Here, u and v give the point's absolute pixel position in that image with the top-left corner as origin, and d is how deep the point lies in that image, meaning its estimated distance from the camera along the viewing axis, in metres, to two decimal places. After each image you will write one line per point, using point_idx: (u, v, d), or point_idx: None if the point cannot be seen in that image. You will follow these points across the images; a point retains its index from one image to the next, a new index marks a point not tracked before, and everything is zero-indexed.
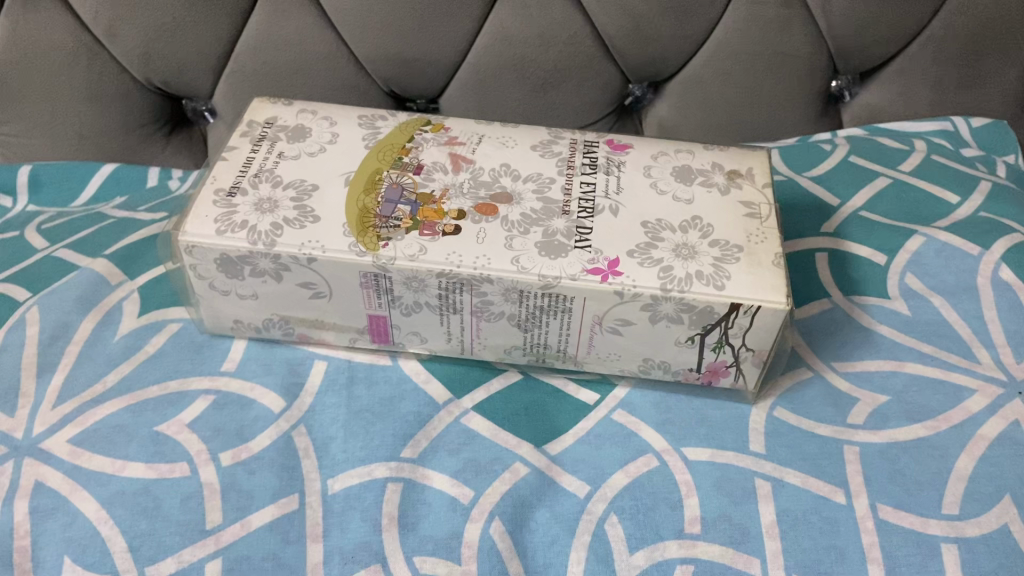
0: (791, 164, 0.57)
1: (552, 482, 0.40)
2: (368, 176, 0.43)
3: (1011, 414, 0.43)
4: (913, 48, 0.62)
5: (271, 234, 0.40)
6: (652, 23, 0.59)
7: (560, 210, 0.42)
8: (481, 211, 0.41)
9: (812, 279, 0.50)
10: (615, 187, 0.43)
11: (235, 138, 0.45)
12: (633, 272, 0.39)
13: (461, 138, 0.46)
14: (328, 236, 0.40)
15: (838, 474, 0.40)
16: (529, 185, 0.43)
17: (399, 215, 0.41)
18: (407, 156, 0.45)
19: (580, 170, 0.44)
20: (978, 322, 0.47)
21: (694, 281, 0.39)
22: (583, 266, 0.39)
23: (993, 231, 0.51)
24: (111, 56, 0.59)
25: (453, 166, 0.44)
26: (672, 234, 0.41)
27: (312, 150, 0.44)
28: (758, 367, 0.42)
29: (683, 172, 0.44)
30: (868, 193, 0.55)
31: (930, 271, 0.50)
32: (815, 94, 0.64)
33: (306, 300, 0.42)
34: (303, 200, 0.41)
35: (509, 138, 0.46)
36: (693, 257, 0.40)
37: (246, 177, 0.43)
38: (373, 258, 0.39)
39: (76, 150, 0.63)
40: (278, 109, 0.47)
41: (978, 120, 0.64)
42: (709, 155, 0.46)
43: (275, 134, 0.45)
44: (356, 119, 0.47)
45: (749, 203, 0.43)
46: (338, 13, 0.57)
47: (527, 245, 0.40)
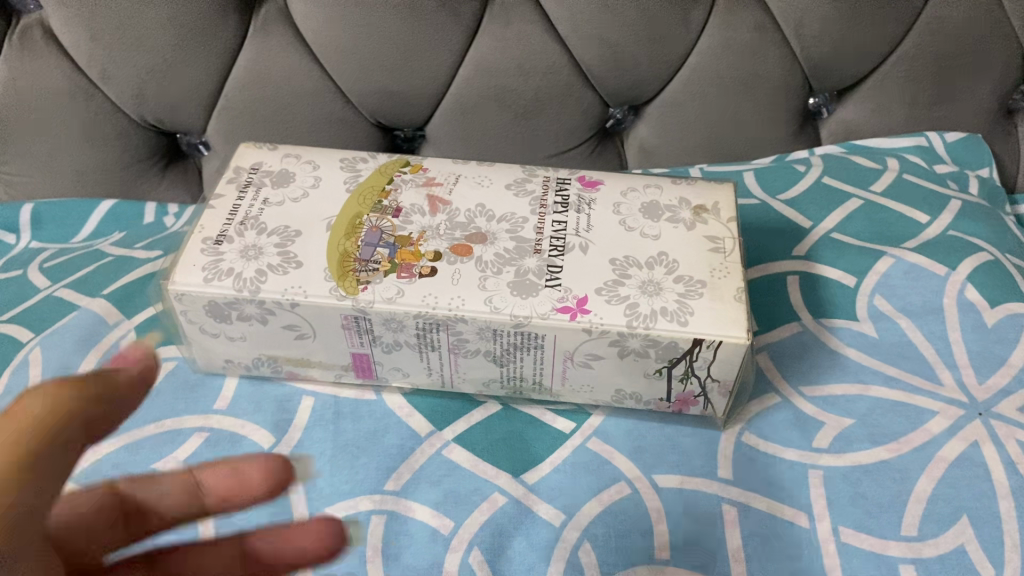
0: (766, 186, 0.59)
1: (529, 510, 0.42)
2: (349, 219, 0.45)
3: (970, 435, 0.45)
4: (886, 66, 0.63)
5: (255, 281, 0.42)
6: (629, 51, 0.60)
7: (532, 249, 0.43)
8: (456, 251, 0.43)
9: (782, 301, 0.51)
10: (586, 224, 0.45)
11: (222, 185, 0.47)
12: (602, 310, 0.40)
13: (438, 179, 0.48)
14: (310, 281, 0.42)
15: (802, 498, 0.42)
16: (503, 225, 0.45)
17: (378, 258, 0.43)
18: (387, 199, 0.47)
19: (552, 208, 0.46)
20: (942, 343, 0.49)
21: (659, 318, 0.40)
22: (553, 305, 0.41)
23: (959, 250, 0.53)
24: (106, 97, 0.61)
25: (431, 208, 0.46)
26: (639, 271, 0.42)
27: (296, 195, 0.46)
28: (725, 396, 0.44)
29: (652, 209, 0.46)
30: (840, 213, 0.56)
31: (897, 292, 0.51)
32: (792, 113, 0.66)
33: (292, 340, 0.44)
34: (287, 245, 0.43)
35: (485, 177, 0.48)
36: (658, 293, 0.41)
37: (233, 224, 0.45)
38: (353, 301, 0.41)
39: (74, 187, 0.65)
40: (263, 154, 0.49)
41: (953, 135, 0.67)
42: (677, 191, 0.47)
43: (261, 180, 0.48)
44: (339, 162, 0.49)
45: (714, 237, 0.44)
46: (324, 50, 0.59)
47: (499, 286, 0.41)
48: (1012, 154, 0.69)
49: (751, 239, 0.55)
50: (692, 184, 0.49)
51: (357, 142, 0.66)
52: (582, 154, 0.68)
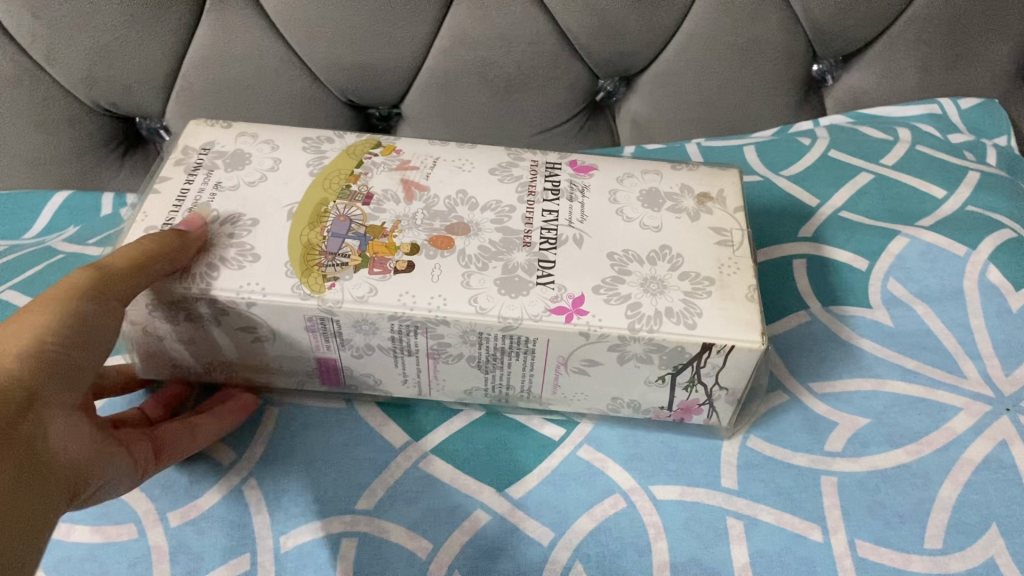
0: (768, 161, 0.54)
1: (515, 529, 0.39)
2: (313, 206, 0.41)
3: (998, 434, 0.41)
4: (896, 29, 0.58)
5: (207, 277, 0.37)
6: (617, 18, 0.56)
7: (521, 242, 0.39)
8: (435, 244, 0.39)
9: (788, 287, 0.47)
10: (579, 214, 0.40)
11: (169, 167, 0.43)
12: (601, 312, 0.36)
13: (413, 162, 0.44)
14: (268, 279, 0.37)
15: (814, 509, 0.39)
16: (488, 214, 0.40)
17: (347, 251, 0.39)
18: (355, 184, 0.42)
19: (541, 195, 0.42)
20: (964, 332, 0.45)
21: (664, 319, 0.36)
22: (545, 305, 0.36)
23: (980, 228, 0.49)
24: (54, 80, 0.56)
25: (405, 195, 0.41)
26: (640, 267, 0.38)
27: (251, 179, 0.42)
28: (732, 404, 0.40)
29: (651, 197, 0.42)
30: (848, 190, 0.52)
31: (913, 276, 0.47)
32: (794, 81, 0.61)
33: (250, 344, 0.40)
34: (239, 236, 0.39)
35: (465, 160, 0.44)
36: (662, 291, 0.37)
37: (180, 213, 0.40)
38: (318, 300, 0.37)
39: (27, 178, 0.61)
40: (215, 132, 0.45)
41: (968, 101, 0.62)
42: (679, 178, 0.43)
43: (213, 161, 0.43)
44: (301, 143, 0.44)
45: (721, 228, 0.40)
46: (287, 24, 0.55)
47: (485, 283, 0.37)
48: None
49: (754, 219, 0.51)
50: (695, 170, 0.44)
51: (330, 122, 0.61)
52: (571, 130, 0.64)
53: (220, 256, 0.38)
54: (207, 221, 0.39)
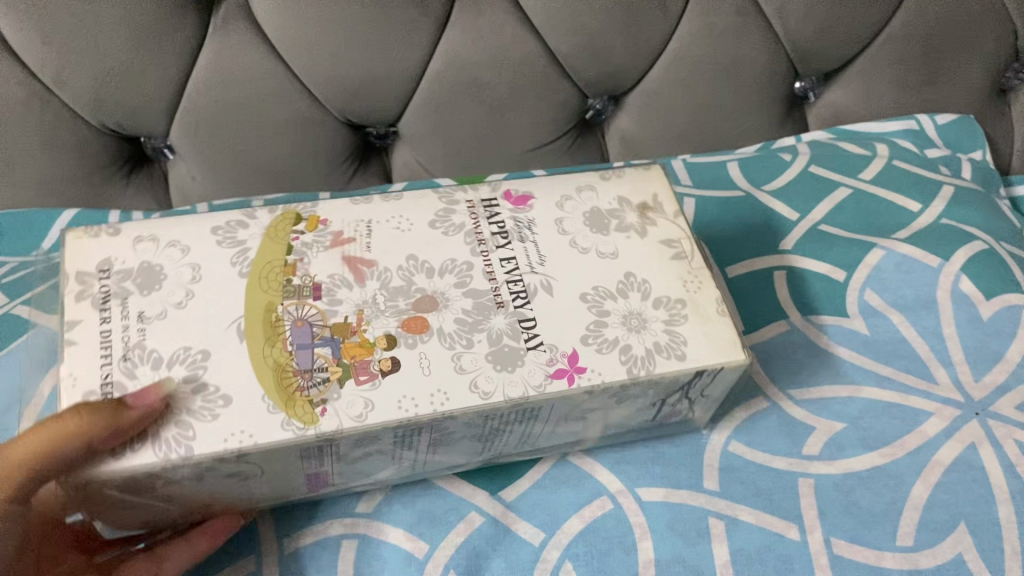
0: (750, 177, 0.56)
1: (507, 530, 0.41)
2: (261, 316, 0.38)
3: (967, 436, 0.44)
4: (874, 48, 0.61)
5: (182, 439, 0.34)
6: (606, 40, 0.58)
7: (494, 303, 0.39)
8: (411, 329, 0.38)
9: (768, 297, 0.49)
10: (538, 255, 0.41)
11: (72, 305, 0.37)
12: (596, 364, 0.38)
13: (348, 232, 0.42)
14: (251, 420, 0.35)
15: (792, 508, 0.41)
16: (449, 278, 0.40)
17: (322, 364, 0.37)
18: (296, 276, 0.39)
19: (490, 241, 0.42)
20: (936, 340, 0.47)
21: (656, 356, 0.38)
22: (545, 372, 0.37)
23: (953, 240, 0.51)
24: (63, 102, 0.58)
25: (354, 279, 0.39)
26: (615, 303, 0.40)
27: (173, 300, 0.38)
28: (711, 407, 0.42)
29: (596, 218, 0.43)
30: (828, 205, 0.54)
31: (889, 286, 0.49)
32: (777, 99, 0.64)
33: (233, 484, 0.37)
34: (194, 377, 0.36)
35: (401, 216, 0.43)
36: (644, 328, 0.39)
37: (114, 363, 0.36)
38: (314, 431, 0.35)
39: (36, 197, 0.62)
40: (107, 245, 0.40)
41: (944, 117, 0.65)
42: (613, 190, 0.45)
43: (120, 286, 0.38)
44: (216, 238, 0.40)
45: (669, 241, 0.43)
46: (290, 51, 0.57)
47: (478, 363, 0.37)
48: (1005, 132, 0.67)
49: (737, 231, 0.53)
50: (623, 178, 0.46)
51: (329, 143, 0.64)
52: (561, 147, 0.66)
53: (184, 409, 0.35)
54: (166, 385, 0.35)
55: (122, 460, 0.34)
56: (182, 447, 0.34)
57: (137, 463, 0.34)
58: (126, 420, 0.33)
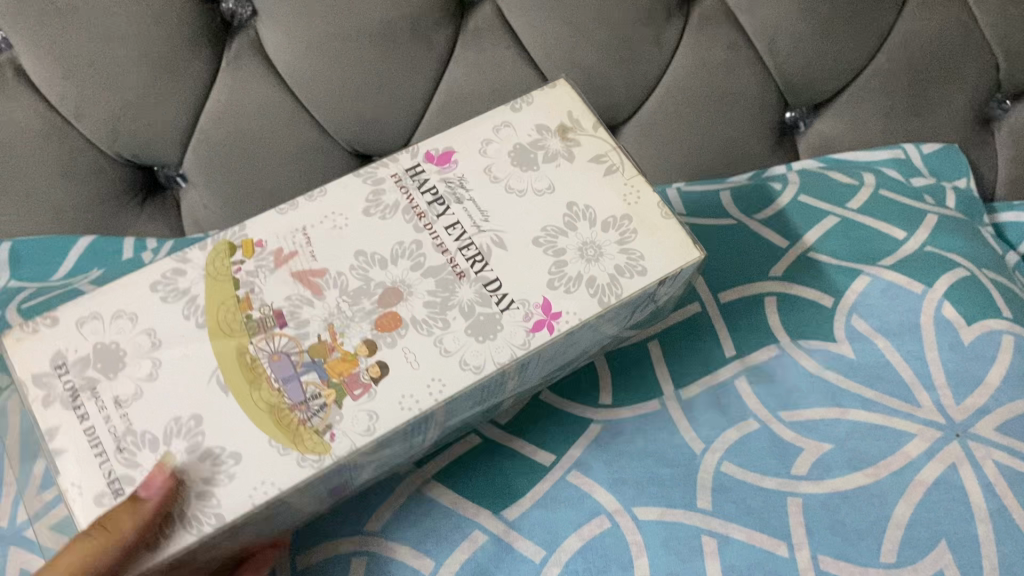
0: (741, 206, 0.58)
1: (509, 548, 0.44)
2: (235, 359, 0.39)
3: (948, 457, 0.46)
4: (861, 79, 0.64)
5: (211, 511, 0.36)
6: (602, 74, 0.61)
7: (455, 275, 0.42)
8: (383, 327, 0.40)
9: (760, 322, 0.52)
10: (480, 213, 0.44)
11: (49, 411, 0.38)
12: (569, 307, 0.41)
13: (288, 248, 0.43)
14: (267, 467, 0.37)
15: (782, 526, 0.44)
16: (404, 262, 0.42)
17: (313, 390, 0.39)
18: (254, 308, 0.41)
19: (430, 212, 0.44)
20: (919, 363, 0.49)
21: (620, 278, 0.42)
22: (525, 328, 0.40)
23: (937, 267, 0.53)
24: (80, 133, 0.61)
25: (313, 294, 0.41)
26: (568, 238, 0.43)
27: (142, 374, 0.39)
28: (675, 298, 0.47)
29: (523, 155, 0.46)
30: (818, 233, 0.56)
31: (875, 311, 0.52)
32: (769, 128, 0.66)
33: (268, 525, 0.40)
34: (195, 444, 0.37)
35: (333, 214, 0.44)
36: (600, 256, 0.42)
37: (112, 458, 0.37)
38: (331, 456, 0.38)
39: (52, 226, 0.64)
40: (58, 340, 0.40)
41: (930, 146, 0.67)
42: (529, 120, 0.47)
43: (84, 376, 0.39)
44: (162, 299, 0.41)
45: (597, 157, 0.46)
46: (299, 85, 0.60)
47: (461, 340, 0.40)
48: (987, 163, 0.70)
49: (730, 258, 0.55)
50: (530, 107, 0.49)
51: (335, 174, 0.66)
52: None
53: (202, 480, 0.37)
54: (170, 463, 0.37)
55: (163, 548, 0.36)
56: (213, 516, 0.36)
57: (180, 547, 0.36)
58: (150, 515, 0.35)
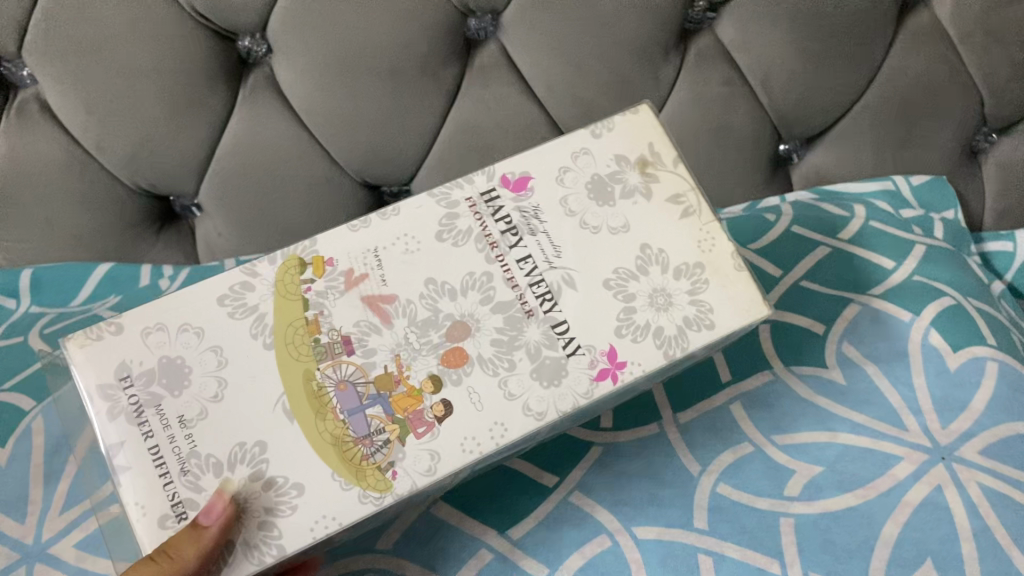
0: (737, 235, 0.60)
1: (514, 566, 0.46)
2: (302, 387, 0.41)
3: (934, 479, 0.48)
4: (851, 114, 0.66)
5: (272, 542, 0.38)
6: (603, 109, 0.64)
7: (523, 312, 0.42)
8: (449, 363, 0.41)
9: (754, 349, 0.54)
10: (552, 247, 0.44)
11: (108, 422, 0.40)
12: (634, 356, 0.42)
13: (358, 270, 0.43)
14: (328, 504, 0.39)
15: (774, 545, 0.46)
16: (474, 296, 0.43)
17: (377, 425, 0.40)
18: (322, 332, 0.42)
19: (502, 241, 0.44)
20: (907, 389, 0.52)
21: (687, 330, 0.42)
22: (588, 375, 0.41)
23: (924, 296, 0.56)
24: (101, 165, 0.63)
25: (381, 322, 0.42)
26: (638, 283, 0.43)
27: (208, 395, 0.40)
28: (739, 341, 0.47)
29: (599, 187, 0.46)
30: (809, 263, 0.58)
31: (865, 339, 0.54)
32: (764, 161, 0.69)
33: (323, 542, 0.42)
34: (259, 472, 0.39)
35: (405, 235, 0.44)
36: (671, 305, 0.43)
37: (174, 476, 0.39)
38: (392, 495, 0.39)
39: (72, 253, 0.67)
40: (115, 346, 0.42)
41: (919, 177, 0.69)
42: (609, 146, 0.47)
43: (147, 392, 0.41)
44: (228, 313, 0.42)
45: (676, 196, 0.45)
46: (312, 118, 0.62)
47: (525, 384, 0.41)
48: (977, 196, 0.72)
49: None
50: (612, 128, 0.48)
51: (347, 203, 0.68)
52: None
53: (264, 511, 0.39)
54: (230, 490, 0.39)
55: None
56: (274, 548, 0.38)
57: (239, 574, 0.38)
58: (213, 544, 0.37)
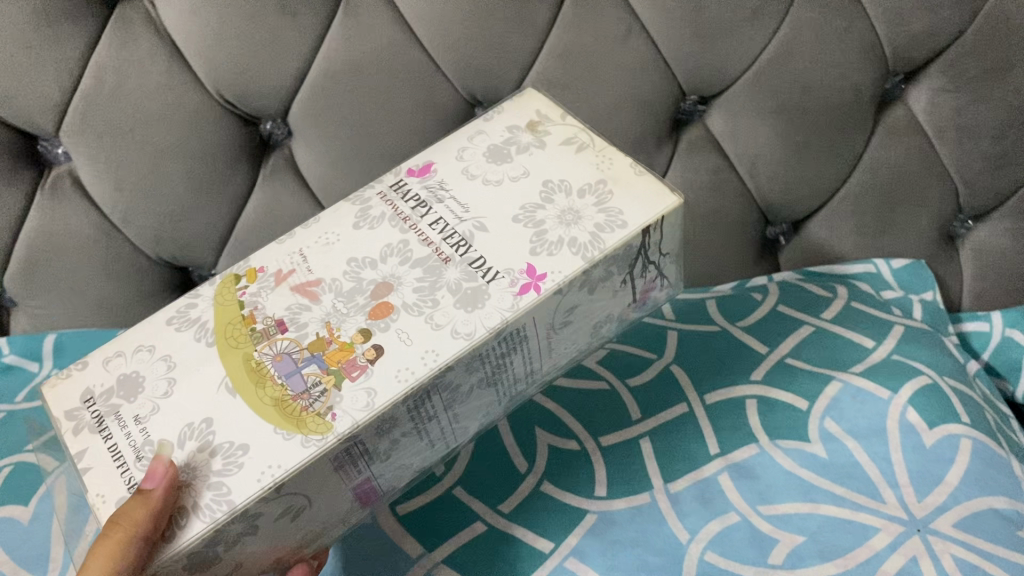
0: (725, 313, 0.65)
1: None
2: (242, 366, 0.43)
3: (909, 550, 0.51)
4: (834, 201, 0.70)
5: (220, 501, 0.39)
6: None
7: (441, 261, 0.46)
8: (376, 314, 0.44)
9: (742, 424, 0.57)
10: (461, 206, 0.48)
11: (71, 440, 0.42)
12: (552, 266, 0.45)
13: (287, 267, 0.47)
14: (273, 454, 0.40)
15: None
16: (394, 260, 0.46)
17: (314, 381, 0.42)
18: (258, 322, 0.45)
19: (414, 214, 0.48)
20: (886, 464, 0.54)
21: (601, 233, 0.46)
22: (512, 292, 0.44)
23: (902, 374, 0.59)
24: (127, 238, 0.67)
25: (311, 300, 0.45)
26: (547, 210, 0.47)
27: (159, 393, 0.43)
28: (673, 262, 0.52)
29: (496, 153, 0.51)
30: (794, 340, 0.62)
31: (845, 414, 0.57)
32: (752, 243, 0.73)
33: (291, 524, 0.43)
34: (206, 443, 0.41)
35: (327, 233, 0.49)
36: (579, 219, 0.47)
37: (130, 468, 0.41)
38: (335, 435, 0.41)
39: (94, 319, 0.70)
40: (82, 378, 0.45)
41: (899, 261, 0.73)
42: (501, 124, 0.53)
43: (108, 404, 0.43)
44: (171, 327, 0.46)
45: (568, 139, 0.51)
46: (331, 199, 0.67)
47: (449, 314, 0.43)
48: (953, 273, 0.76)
49: (710, 362, 0.60)
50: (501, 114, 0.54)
51: None
52: None
53: (209, 473, 0.40)
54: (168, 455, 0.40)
55: (178, 539, 0.39)
56: (224, 504, 0.39)
57: (195, 535, 0.39)
58: (160, 503, 0.38)
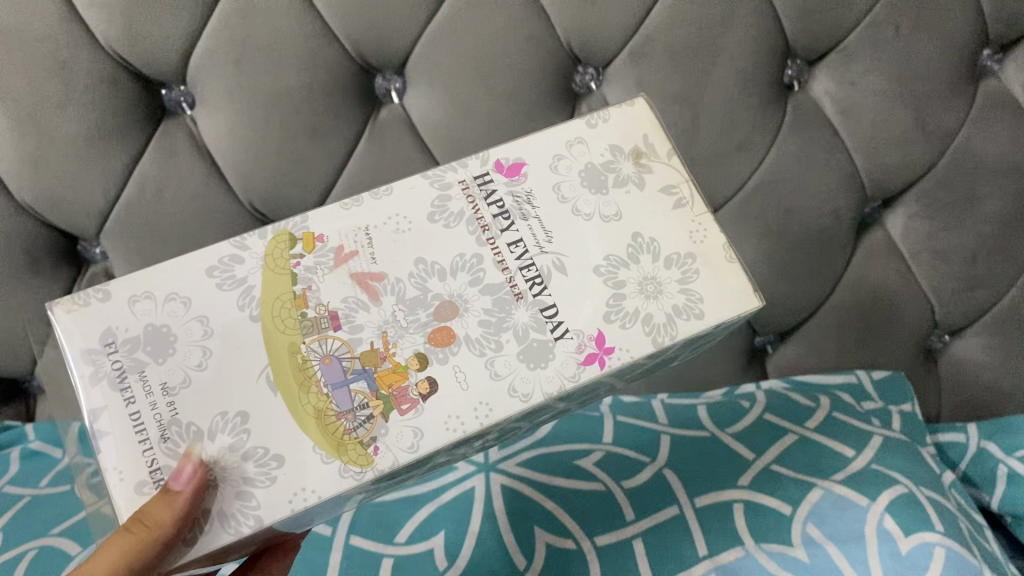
0: (716, 420, 0.69)
1: None
2: (288, 360, 0.43)
3: None
4: (817, 315, 0.75)
5: (245, 508, 0.41)
6: None
7: (513, 295, 0.45)
8: (436, 341, 0.44)
9: (729, 528, 0.60)
10: (544, 234, 0.47)
11: (92, 386, 0.42)
12: (622, 342, 0.45)
13: (349, 246, 0.46)
14: (308, 476, 0.41)
15: None
16: (465, 277, 0.46)
17: (363, 400, 0.43)
18: (310, 307, 0.44)
19: (494, 225, 0.47)
20: (863, 567, 0.58)
21: (677, 319, 0.45)
22: (577, 359, 0.44)
23: (879, 483, 0.62)
24: None
25: (370, 299, 0.45)
26: (630, 271, 0.47)
27: (192, 364, 0.43)
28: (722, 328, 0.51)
29: (593, 177, 0.49)
30: (778, 448, 0.66)
31: (826, 519, 0.60)
32: (740, 350, 0.77)
33: (304, 519, 0.45)
34: (239, 442, 0.41)
35: (399, 216, 0.47)
36: (661, 293, 0.46)
37: (155, 439, 0.41)
38: (373, 471, 0.42)
39: None
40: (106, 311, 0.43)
41: (879, 372, 0.77)
42: (603, 138, 0.51)
43: (133, 357, 0.43)
44: (215, 282, 0.45)
45: (669, 187, 0.50)
46: None
47: (511, 365, 0.44)
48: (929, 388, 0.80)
49: (700, 468, 0.64)
50: (608, 118, 0.52)
51: None
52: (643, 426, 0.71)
53: (242, 479, 0.41)
54: (198, 454, 0.41)
55: (199, 543, 0.40)
56: (251, 518, 0.41)
57: (216, 541, 0.40)
58: (186, 505, 0.39)
